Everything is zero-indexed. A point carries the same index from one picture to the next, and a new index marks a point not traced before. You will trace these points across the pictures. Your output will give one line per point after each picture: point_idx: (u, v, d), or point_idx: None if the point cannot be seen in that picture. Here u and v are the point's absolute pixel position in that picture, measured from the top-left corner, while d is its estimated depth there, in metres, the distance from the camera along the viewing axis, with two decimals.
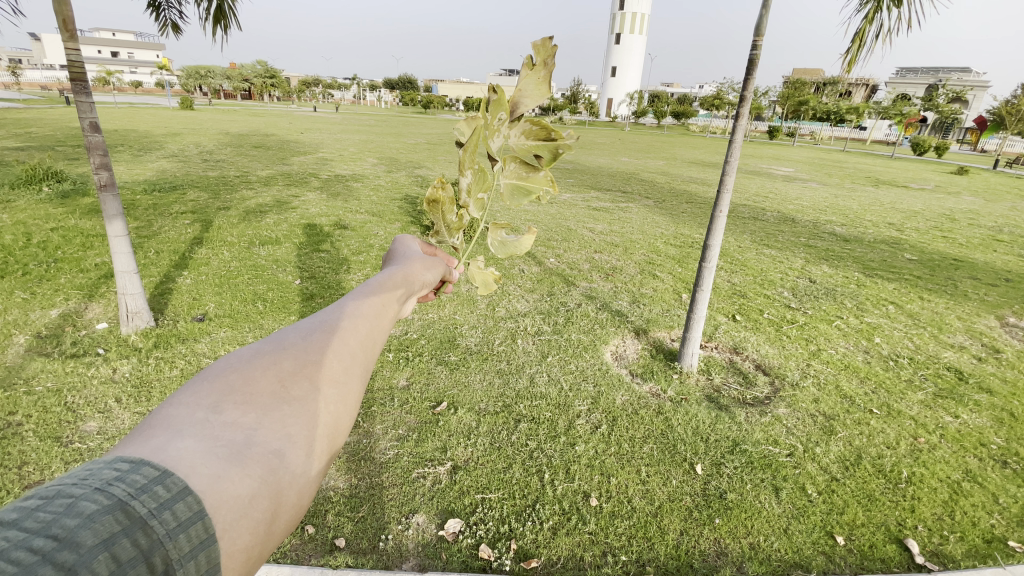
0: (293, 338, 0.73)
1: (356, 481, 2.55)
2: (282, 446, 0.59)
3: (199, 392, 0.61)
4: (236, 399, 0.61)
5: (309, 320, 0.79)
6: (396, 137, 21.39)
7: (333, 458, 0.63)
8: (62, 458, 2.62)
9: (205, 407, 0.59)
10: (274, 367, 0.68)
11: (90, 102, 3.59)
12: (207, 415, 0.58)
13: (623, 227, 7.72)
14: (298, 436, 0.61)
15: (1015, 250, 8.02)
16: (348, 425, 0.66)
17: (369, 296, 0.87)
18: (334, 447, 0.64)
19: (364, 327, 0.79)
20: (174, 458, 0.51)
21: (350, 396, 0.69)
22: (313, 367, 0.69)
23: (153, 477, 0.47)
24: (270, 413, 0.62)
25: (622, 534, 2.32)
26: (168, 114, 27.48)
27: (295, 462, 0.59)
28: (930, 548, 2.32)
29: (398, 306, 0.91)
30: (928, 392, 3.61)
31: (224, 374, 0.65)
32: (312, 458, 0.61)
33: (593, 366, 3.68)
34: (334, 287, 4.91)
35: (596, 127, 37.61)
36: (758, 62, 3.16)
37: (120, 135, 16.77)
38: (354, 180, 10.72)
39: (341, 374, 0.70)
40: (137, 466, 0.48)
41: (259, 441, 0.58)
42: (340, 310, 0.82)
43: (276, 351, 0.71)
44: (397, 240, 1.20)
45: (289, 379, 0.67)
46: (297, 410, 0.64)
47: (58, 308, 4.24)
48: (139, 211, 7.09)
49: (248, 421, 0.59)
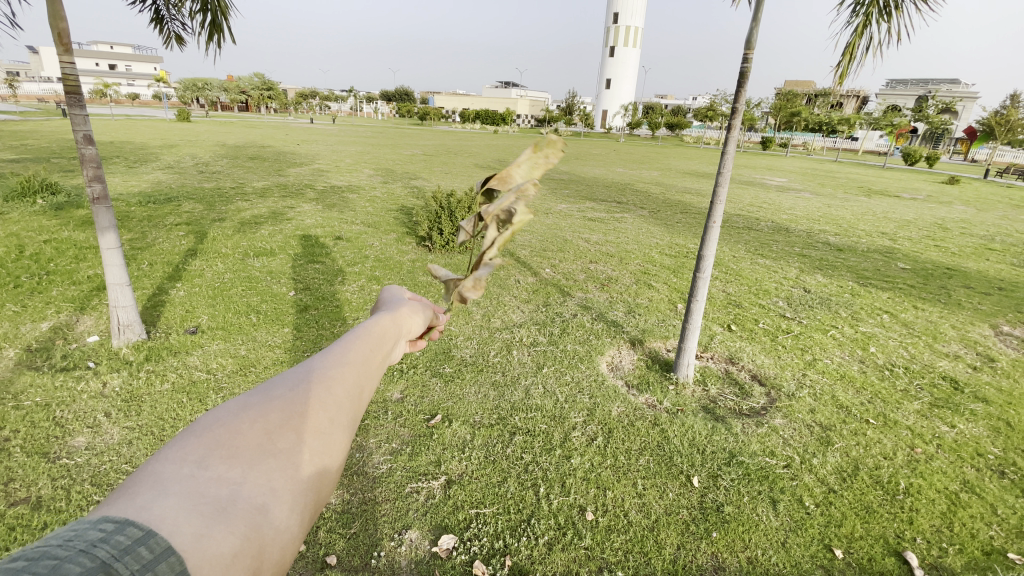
0: (280, 390, 0.71)
1: (349, 496, 2.52)
2: (266, 501, 0.56)
3: (185, 447, 0.58)
4: (221, 453, 0.58)
5: (294, 370, 0.77)
6: (393, 149, 21.52)
7: (317, 512, 0.60)
8: (49, 475, 2.57)
9: (191, 462, 0.56)
10: (261, 421, 0.65)
11: (84, 115, 3.59)
12: (193, 471, 0.55)
13: (618, 237, 7.76)
14: (282, 489, 0.58)
15: (1009, 259, 8.07)
16: (332, 481, 0.63)
17: (355, 346, 0.86)
18: (317, 502, 0.60)
19: (349, 378, 0.78)
20: (158, 517, 0.47)
21: (335, 447, 0.66)
22: (298, 420, 0.67)
23: (137, 538, 0.43)
24: (255, 465, 0.59)
25: (619, 549, 2.29)
26: (165, 126, 27.58)
27: (278, 518, 0.56)
28: (930, 561, 2.30)
29: (383, 355, 0.90)
30: (923, 401, 3.61)
31: (210, 429, 0.62)
32: (294, 514, 0.57)
33: (589, 377, 3.67)
34: (329, 298, 4.90)
35: (591, 138, 37.91)
36: (749, 75, 3.21)
37: (117, 147, 16.84)
38: (350, 191, 10.75)
39: (325, 426, 0.68)
40: (121, 526, 0.44)
41: (244, 495, 0.55)
42: (326, 358, 0.81)
43: (262, 403, 0.68)
44: (384, 290, 1.21)
45: (275, 432, 0.64)
46: (283, 463, 0.61)
47: (49, 321, 4.20)
48: (132, 223, 7.07)
49: (233, 475, 0.56)
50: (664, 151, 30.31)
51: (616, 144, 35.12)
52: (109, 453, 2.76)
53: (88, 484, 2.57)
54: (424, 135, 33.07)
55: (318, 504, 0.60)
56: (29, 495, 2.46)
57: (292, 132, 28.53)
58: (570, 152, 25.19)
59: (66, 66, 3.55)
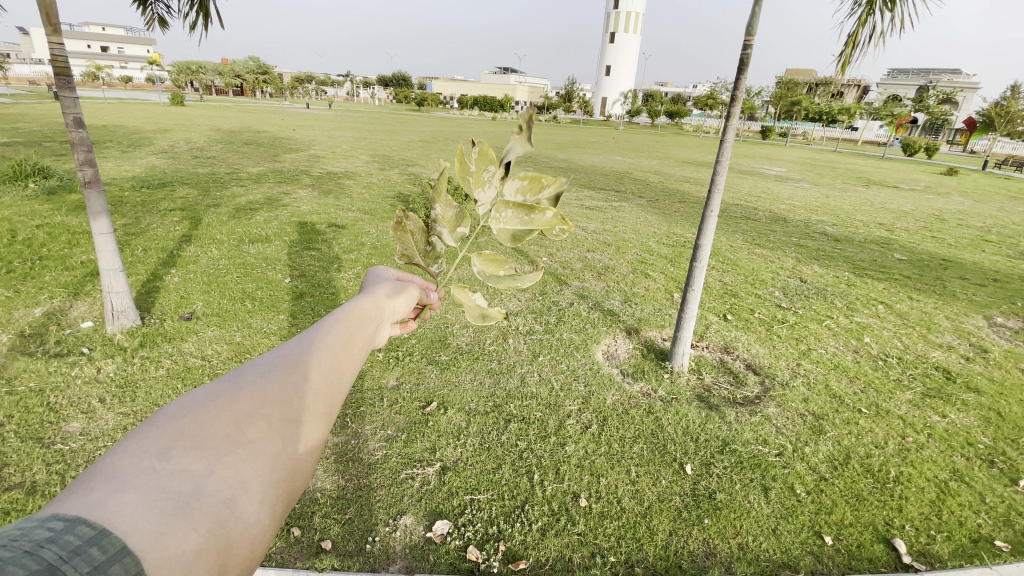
0: (251, 378, 0.71)
1: (343, 482, 2.53)
2: (233, 494, 0.55)
3: (147, 439, 0.57)
4: (187, 444, 0.57)
5: (269, 356, 0.76)
6: (390, 135, 21.30)
7: (289, 504, 0.60)
8: (43, 460, 2.57)
9: (152, 454, 0.55)
10: (230, 409, 0.64)
11: (73, 97, 3.52)
12: (154, 464, 0.54)
13: (615, 225, 7.73)
14: (252, 482, 0.58)
15: (1004, 250, 8.10)
16: (307, 471, 0.63)
17: (334, 330, 0.86)
18: (290, 493, 0.60)
19: (326, 364, 0.77)
20: (113, 515, 0.45)
21: (309, 436, 0.66)
22: (270, 408, 0.67)
23: (89, 537, 0.42)
24: (223, 457, 0.58)
25: (611, 534, 2.31)
26: (157, 110, 27.20)
27: (247, 511, 0.55)
28: (918, 547, 2.34)
29: (364, 339, 0.90)
30: (916, 391, 3.64)
31: (176, 418, 0.60)
32: (265, 506, 0.57)
33: (584, 365, 3.68)
34: (325, 285, 4.87)
35: (590, 126, 37.60)
36: (749, 62, 3.17)
37: (109, 130, 16.64)
38: (345, 177, 10.67)
39: (298, 414, 0.68)
40: (71, 525, 0.42)
41: (209, 490, 0.54)
42: (303, 344, 0.80)
43: (232, 390, 0.67)
44: (371, 271, 1.20)
45: (245, 422, 0.64)
46: (252, 454, 0.60)
47: (42, 307, 4.17)
48: (126, 208, 6.99)
49: (199, 467, 0.55)
50: (663, 139, 30.14)
51: (616, 131, 34.88)
52: (103, 439, 2.76)
53: (83, 470, 2.57)
54: (421, 121, 32.74)
55: (290, 495, 0.60)
56: (24, 480, 2.46)
57: (288, 117, 28.20)
58: (568, 139, 25.04)
59: (55, 47, 3.47)
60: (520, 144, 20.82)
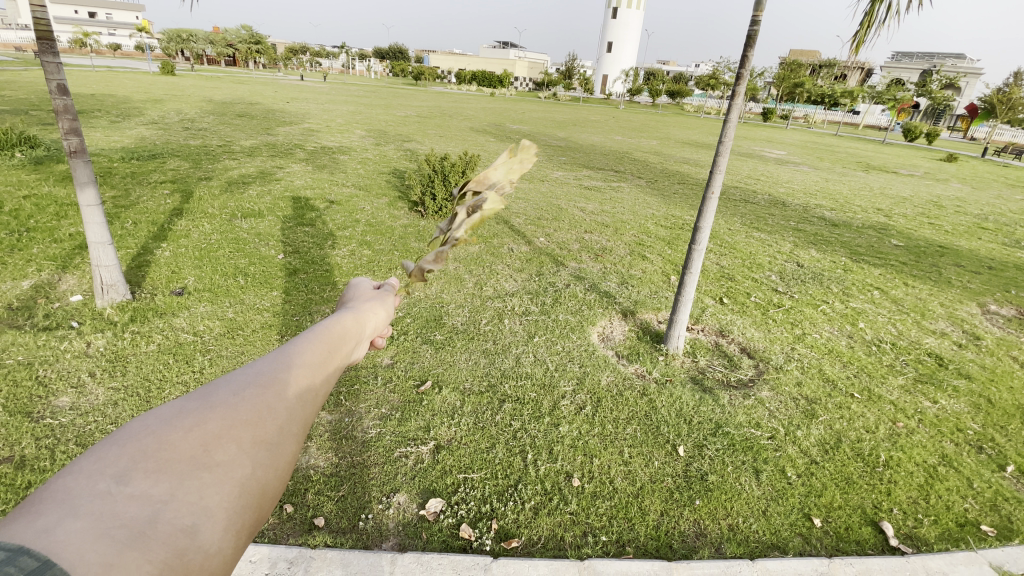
0: (224, 393, 0.64)
1: (337, 460, 2.53)
2: (196, 521, 0.49)
3: (105, 459, 0.50)
4: (147, 467, 0.51)
5: (242, 371, 0.70)
6: (387, 109, 20.93)
7: (253, 531, 0.54)
8: (33, 434, 2.55)
9: (109, 476, 0.48)
10: (198, 429, 0.57)
11: (57, 63, 3.40)
12: (110, 487, 0.48)
13: (614, 206, 7.67)
14: (216, 508, 0.52)
15: (1001, 238, 8.11)
16: (276, 496, 0.58)
17: (311, 345, 0.80)
18: (254, 519, 0.55)
19: (303, 381, 0.72)
20: (59, 545, 0.39)
21: (282, 458, 0.61)
22: (242, 429, 0.60)
23: (34, 568, 0.35)
24: (187, 481, 0.51)
25: (603, 514, 2.33)
26: (145, 79, 26.57)
27: (209, 539, 0.49)
28: (904, 530, 2.38)
29: (342, 355, 0.86)
30: (907, 376, 3.68)
31: (138, 438, 0.54)
32: (228, 535, 0.52)
33: (580, 347, 3.67)
34: (319, 262, 4.81)
35: (589, 104, 37.11)
36: (757, 39, 3.08)
37: (98, 99, 16.25)
38: (341, 152, 10.50)
39: (273, 435, 0.62)
40: (14, 555, 0.36)
41: (170, 515, 0.48)
42: (280, 360, 0.74)
43: (201, 410, 0.60)
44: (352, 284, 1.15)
45: (213, 442, 0.57)
46: (220, 477, 0.54)
47: (31, 279, 4.10)
48: (116, 179, 6.86)
49: (159, 492, 0.49)
50: (662, 119, 29.91)
51: (616, 111, 34.56)
52: (94, 414, 2.73)
53: (72, 445, 2.55)
54: (418, 95, 32.09)
55: (252, 522, 0.55)
56: (13, 455, 2.43)
57: (281, 89, 27.71)
58: (568, 117, 24.74)
59: (37, 9, 3.32)
60: (519, 121, 20.56)
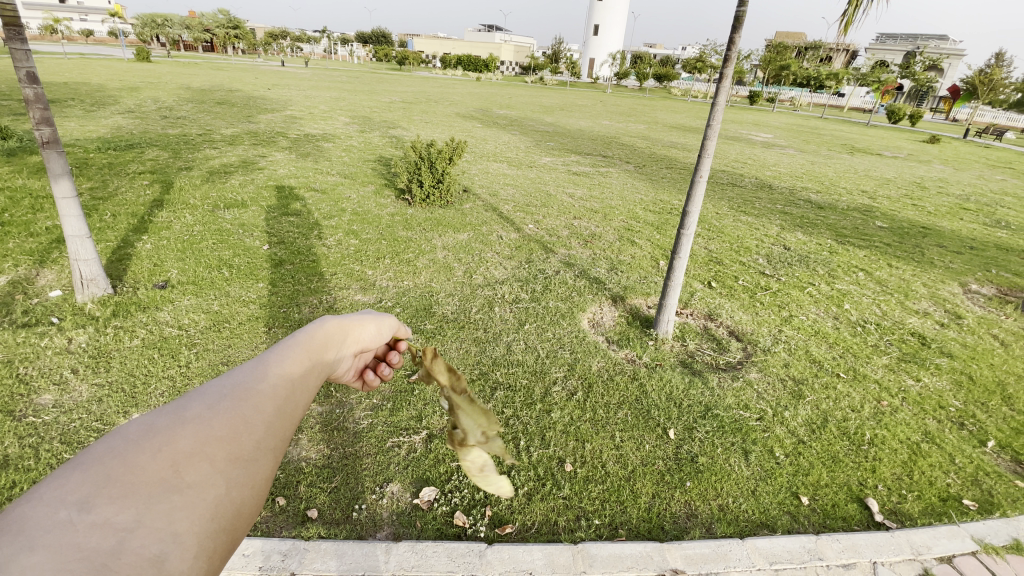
0: (196, 407, 0.61)
1: (329, 451, 2.52)
2: (164, 549, 0.46)
3: (65, 487, 0.46)
4: (112, 493, 0.47)
5: (216, 382, 0.67)
6: (371, 95, 20.55)
7: (224, 558, 0.52)
8: (16, 433, 2.50)
9: (69, 505, 0.44)
10: (169, 447, 0.54)
11: (26, 49, 3.27)
12: (72, 515, 0.43)
13: (602, 192, 7.65)
14: (187, 533, 0.49)
15: (982, 218, 8.24)
16: (251, 517, 0.56)
17: (291, 354, 0.78)
18: (225, 543, 0.53)
19: (281, 392, 0.69)
20: None
21: (258, 476, 0.59)
22: (216, 445, 0.57)
23: None
24: (155, 505, 0.48)
25: (596, 498, 2.36)
26: (121, 66, 25.82)
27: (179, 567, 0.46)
28: (889, 506, 2.44)
29: (323, 363, 0.84)
30: (892, 356, 3.74)
31: (101, 461, 0.50)
32: (198, 561, 0.49)
33: (571, 333, 3.68)
34: (305, 252, 4.74)
35: (576, 88, 36.77)
36: (744, 21, 3.05)
37: (71, 87, 15.73)
38: (324, 140, 10.31)
39: (250, 451, 0.60)
40: None
41: (137, 544, 0.44)
42: (257, 370, 0.71)
43: (172, 426, 0.57)
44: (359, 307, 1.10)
45: (184, 461, 0.54)
46: (193, 498, 0.51)
47: (7, 275, 3.99)
48: (92, 170, 6.66)
49: (123, 520, 0.45)
50: (649, 103, 29.76)
51: (603, 94, 34.31)
52: (78, 411, 2.68)
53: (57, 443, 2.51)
54: (403, 80, 31.54)
55: (222, 548, 0.52)
56: None
57: (261, 75, 27.08)
58: (555, 102, 24.50)
59: None
60: (506, 106, 20.36)
